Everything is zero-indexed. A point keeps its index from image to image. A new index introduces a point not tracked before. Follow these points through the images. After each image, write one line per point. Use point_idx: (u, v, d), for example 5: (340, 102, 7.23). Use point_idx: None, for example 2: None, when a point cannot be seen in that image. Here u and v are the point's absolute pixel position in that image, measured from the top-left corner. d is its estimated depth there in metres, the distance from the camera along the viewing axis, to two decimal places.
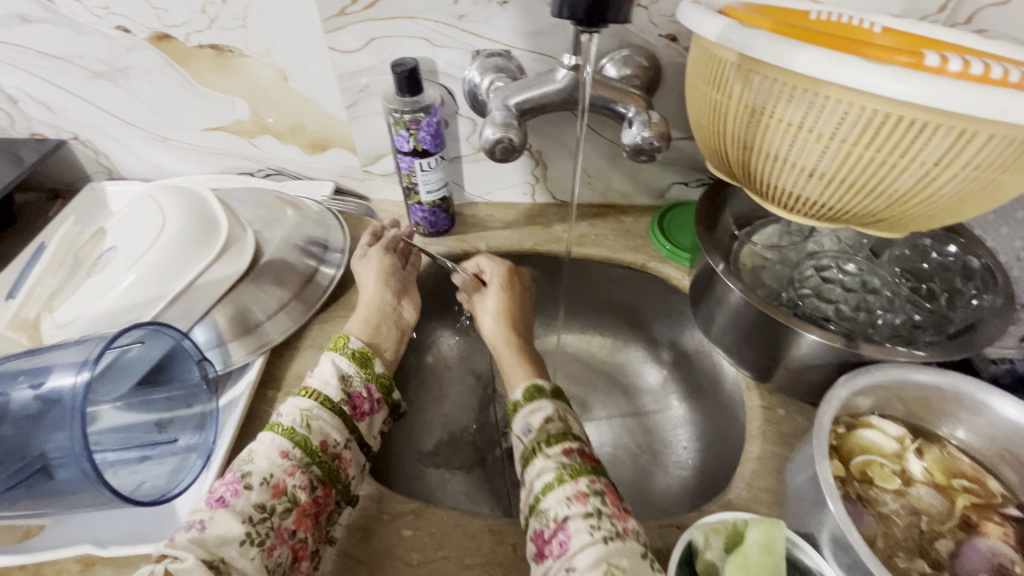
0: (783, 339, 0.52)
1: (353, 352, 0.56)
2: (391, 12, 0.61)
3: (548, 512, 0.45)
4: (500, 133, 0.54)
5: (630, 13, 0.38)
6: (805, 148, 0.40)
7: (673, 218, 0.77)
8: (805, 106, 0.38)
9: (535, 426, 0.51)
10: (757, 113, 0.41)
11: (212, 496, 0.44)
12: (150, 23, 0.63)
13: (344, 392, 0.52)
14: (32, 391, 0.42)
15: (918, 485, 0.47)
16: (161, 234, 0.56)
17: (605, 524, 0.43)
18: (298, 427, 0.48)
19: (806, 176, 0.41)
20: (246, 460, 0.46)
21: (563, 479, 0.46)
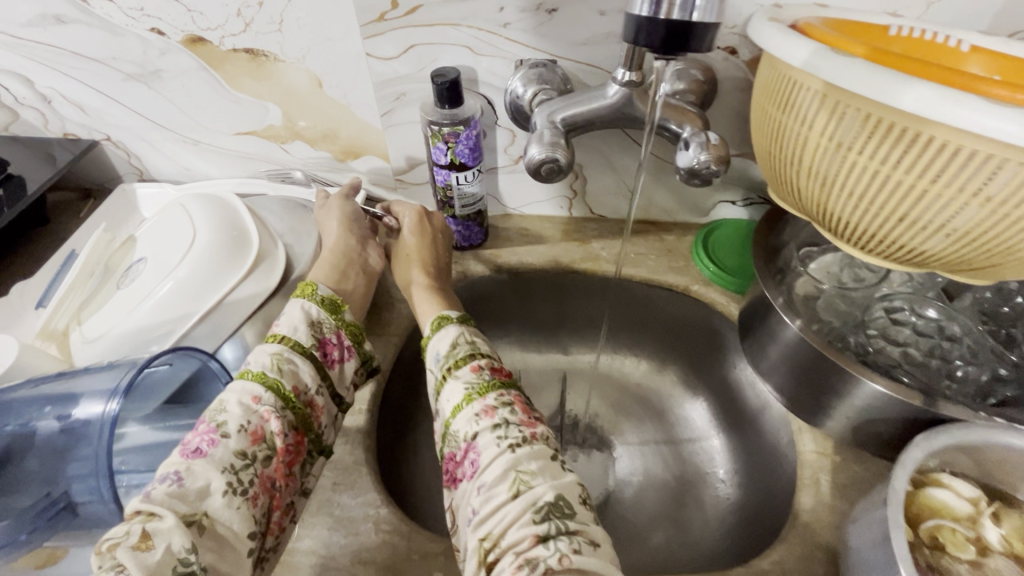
0: (846, 386, 0.49)
1: (324, 299, 0.54)
2: (433, 19, 0.58)
3: (459, 434, 0.47)
4: (546, 153, 0.51)
5: (714, 39, 0.35)
6: (889, 187, 0.36)
7: (718, 238, 0.73)
8: (895, 142, 0.35)
9: (444, 353, 0.53)
10: (837, 146, 0.38)
11: (187, 449, 0.42)
12: (185, 26, 0.61)
13: (314, 337, 0.51)
14: (57, 422, 0.42)
15: (996, 555, 0.43)
16: (191, 249, 0.54)
17: (512, 432, 0.45)
18: (269, 372, 0.47)
19: (888, 217, 0.38)
20: (218, 410, 0.44)
21: (471, 397, 0.48)
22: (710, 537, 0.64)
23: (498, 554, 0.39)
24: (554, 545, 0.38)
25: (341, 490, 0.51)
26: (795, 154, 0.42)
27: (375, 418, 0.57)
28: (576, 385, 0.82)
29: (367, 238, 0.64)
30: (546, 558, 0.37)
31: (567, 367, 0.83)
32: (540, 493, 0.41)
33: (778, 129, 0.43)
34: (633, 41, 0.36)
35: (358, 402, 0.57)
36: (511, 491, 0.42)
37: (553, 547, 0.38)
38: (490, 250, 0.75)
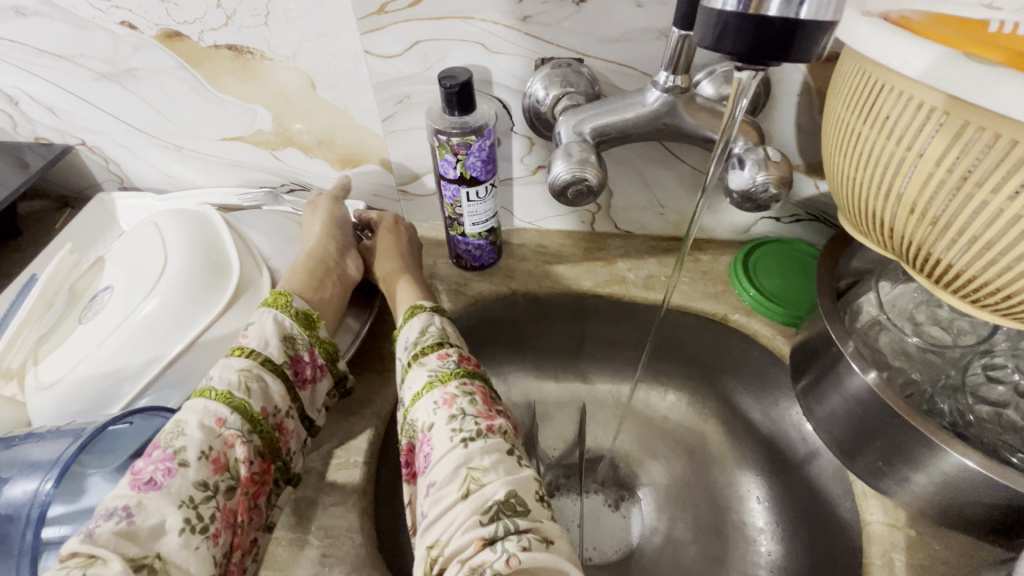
0: (935, 456, 0.40)
1: (298, 312, 0.49)
2: (442, 11, 0.50)
3: (417, 423, 0.44)
4: (574, 172, 0.43)
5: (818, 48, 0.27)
6: (998, 220, 0.29)
7: (760, 260, 0.65)
8: (1011, 162, 0.28)
9: (412, 340, 0.49)
10: (930, 164, 0.31)
11: (137, 479, 0.37)
12: (160, 19, 0.53)
13: (286, 354, 0.47)
14: None
15: None
16: (161, 280, 0.47)
17: (467, 425, 0.41)
18: (236, 391, 0.42)
19: (993, 257, 0.30)
20: (176, 433, 0.39)
21: (432, 386, 0.44)
22: None
23: (443, 562, 0.36)
24: (500, 548, 0.35)
25: (331, 563, 0.44)
26: (888, 181, 0.34)
27: (373, 472, 0.50)
28: (597, 418, 0.74)
29: (348, 244, 0.60)
30: (491, 562, 0.34)
31: (587, 397, 0.75)
32: (489, 492, 0.38)
33: (863, 148, 0.35)
34: (709, 48, 0.29)
35: (353, 454, 0.50)
36: (461, 490, 0.38)
37: (500, 549, 0.34)
38: (503, 271, 0.67)
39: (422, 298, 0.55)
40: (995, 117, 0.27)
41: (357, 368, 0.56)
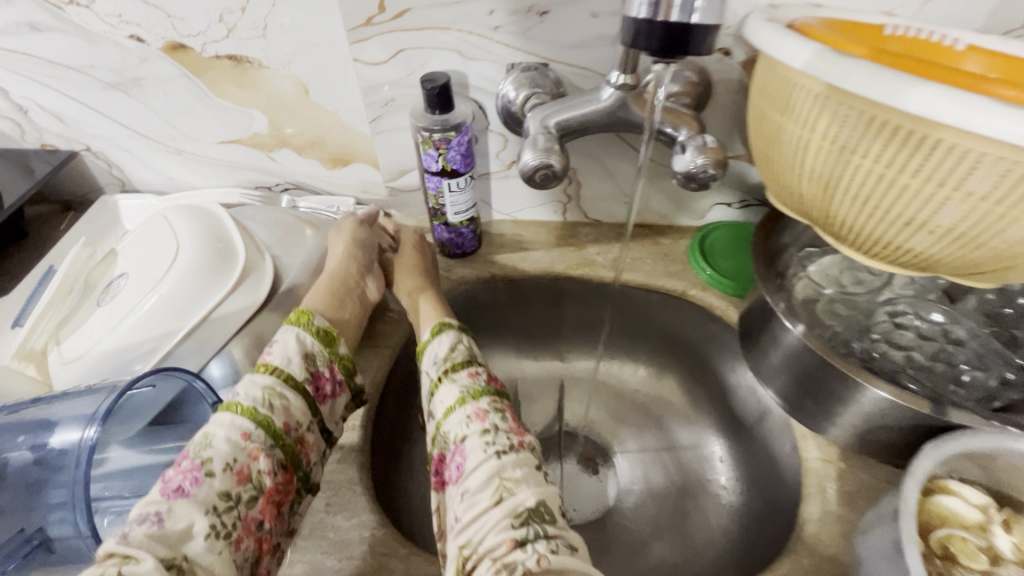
0: (852, 392, 0.47)
1: (319, 330, 0.53)
2: (422, 22, 0.56)
3: (449, 435, 0.48)
4: (540, 159, 0.49)
5: (712, 43, 0.34)
6: (897, 194, 0.35)
7: (715, 241, 0.72)
8: (906, 147, 0.33)
9: (442, 357, 0.53)
10: (843, 151, 0.36)
11: (167, 487, 0.40)
12: (165, 32, 0.59)
13: (307, 370, 0.50)
14: (32, 452, 0.40)
15: (1008, 564, 0.42)
16: (175, 264, 0.52)
17: (500, 439, 0.46)
18: (260, 407, 0.45)
19: (896, 224, 0.36)
20: (204, 446, 0.43)
21: (464, 401, 0.49)
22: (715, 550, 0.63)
23: (476, 560, 0.40)
24: (531, 548, 0.39)
25: (334, 512, 0.49)
26: (809, 165, 0.39)
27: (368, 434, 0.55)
28: (574, 394, 0.80)
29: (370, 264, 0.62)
30: (523, 561, 0.38)
31: (564, 375, 0.81)
32: (520, 499, 0.42)
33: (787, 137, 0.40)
34: (631, 45, 0.36)
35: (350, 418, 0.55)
36: (494, 498, 0.42)
37: (531, 550, 0.39)
38: (483, 258, 0.73)
39: (446, 317, 0.58)
40: (891, 111, 0.32)
41: None
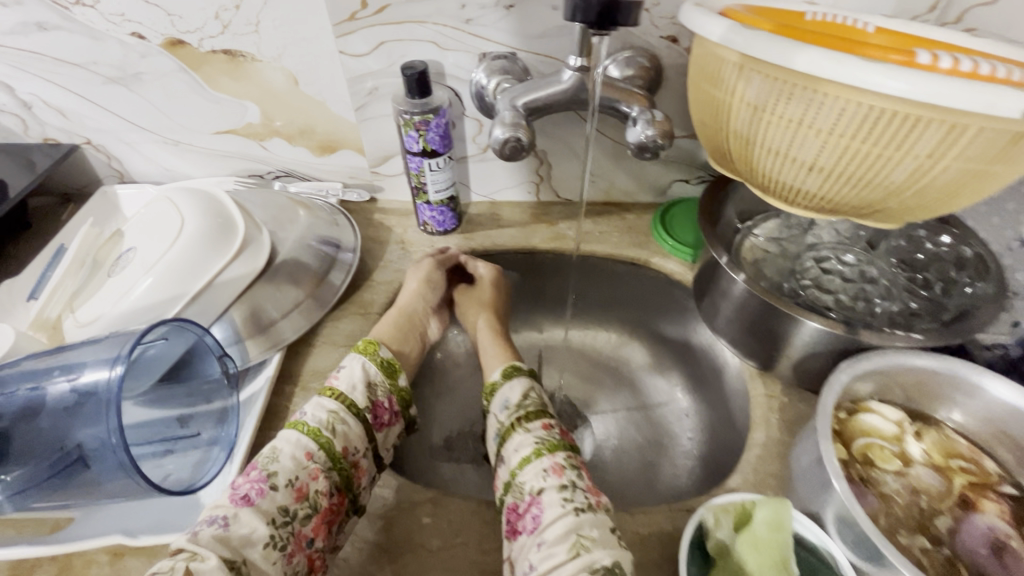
0: (786, 328, 0.54)
1: (382, 360, 0.59)
2: (401, 17, 0.63)
3: (524, 486, 0.49)
4: (508, 133, 0.56)
5: (639, 16, 0.40)
6: (804, 144, 0.42)
7: (675, 215, 0.79)
8: (805, 103, 0.39)
9: (513, 402, 0.56)
10: (758, 110, 0.43)
11: (236, 494, 0.45)
12: (165, 30, 0.64)
13: (368, 399, 0.55)
14: (69, 384, 0.44)
15: (918, 466, 0.48)
16: (180, 235, 0.57)
17: (578, 498, 0.47)
18: (324, 429, 0.50)
19: (806, 170, 0.43)
20: (271, 459, 0.48)
21: (541, 453, 0.51)
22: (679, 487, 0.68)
23: None
24: None
25: None
26: (735, 125, 0.46)
27: None
28: (552, 361, 0.86)
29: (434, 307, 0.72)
30: None
31: (542, 344, 0.87)
32: (598, 557, 0.42)
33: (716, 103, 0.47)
34: (570, 18, 0.41)
35: None
36: (571, 552, 0.43)
37: None
38: (464, 235, 0.79)
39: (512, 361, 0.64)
40: (789, 73, 0.39)
41: (342, 313, 0.68)
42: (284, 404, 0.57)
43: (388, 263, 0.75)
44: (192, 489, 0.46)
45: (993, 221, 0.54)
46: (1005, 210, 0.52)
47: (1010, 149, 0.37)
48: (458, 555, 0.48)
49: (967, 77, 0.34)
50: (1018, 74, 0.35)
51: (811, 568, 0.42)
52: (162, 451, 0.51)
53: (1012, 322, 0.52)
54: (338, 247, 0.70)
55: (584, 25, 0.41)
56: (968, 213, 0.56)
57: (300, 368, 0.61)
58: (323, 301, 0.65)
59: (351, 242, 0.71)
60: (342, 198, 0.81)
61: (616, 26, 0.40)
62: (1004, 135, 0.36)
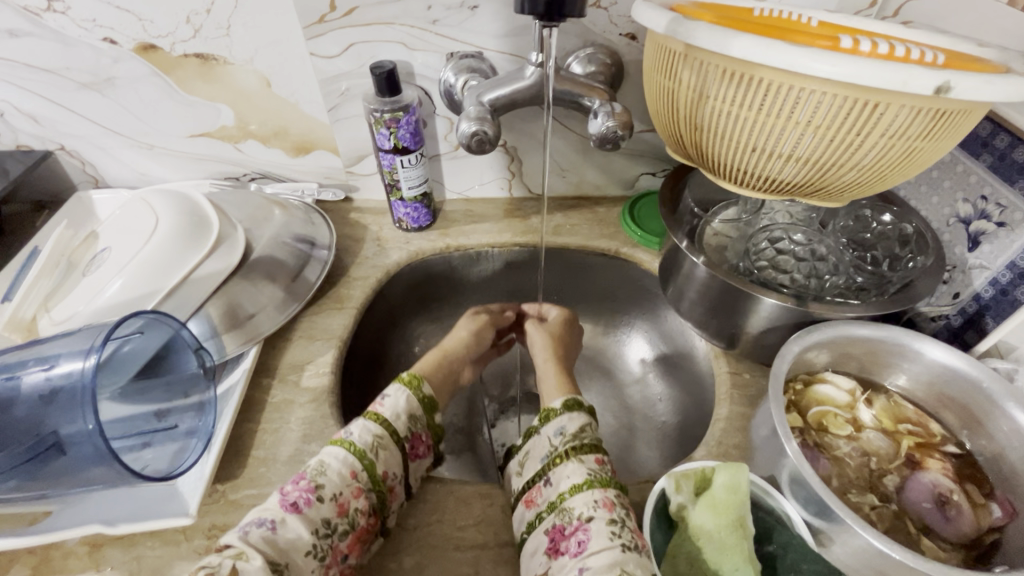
0: (743, 306, 0.56)
1: (424, 398, 0.57)
2: (369, 19, 0.65)
3: (573, 511, 0.47)
4: (475, 126, 0.58)
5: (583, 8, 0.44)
6: (746, 127, 0.44)
7: (643, 207, 0.82)
8: (744, 87, 0.42)
9: (569, 431, 0.53)
10: (704, 97, 0.46)
11: (285, 499, 0.46)
12: (137, 34, 0.66)
13: (409, 429, 0.54)
14: (44, 374, 0.45)
15: (869, 430, 0.51)
16: (155, 233, 0.58)
17: (625, 534, 0.44)
18: (368, 451, 0.50)
19: (749, 152, 0.46)
20: (319, 471, 0.48)
21: (593, 484, 0.47)
22: (652, 468, 0.71)
23: None
24: None
25: (309, 441, 0.55)
26: (685, 112, 0.49)
27: (337, 380, 0.62)
28: None
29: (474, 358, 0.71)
30: None
31: None
32: None
33: (668, 92, 0.50)
34: (520, 10, 0.44)
35: (321, 366, 0.62)
36: None
37: None
38: (439, 231, 0.81)
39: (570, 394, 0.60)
40: (727, 59, 0.42)
41: (319, 308, 0.69)
42: (259, 396, 0.59)
43: (364, 259, 0.76)
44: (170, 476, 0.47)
45: (933, 199, 0.57)
46: (942, 188, 0.56)
47: (930, 127, 0.40)
48: (432, 532, 0.50)
49: (884, 59, 0.37)
50: (932, 56, 0.38)
51: (767, 525, 0.45)
52: (140, 444, 0.52)
53: (953, 293, 0.55)
54: (313, 244, 0.71)
55: (533, 17, 0.44)
56: (910, 193, 0.60)
57: (278, 362, 0.63)
58: (299, 296, 0.67)
59: (326, 238, 0.73)
60: (317, 198, 0.83)
61: (562, 16, 0.44)
62: (922, 113, 0.39)
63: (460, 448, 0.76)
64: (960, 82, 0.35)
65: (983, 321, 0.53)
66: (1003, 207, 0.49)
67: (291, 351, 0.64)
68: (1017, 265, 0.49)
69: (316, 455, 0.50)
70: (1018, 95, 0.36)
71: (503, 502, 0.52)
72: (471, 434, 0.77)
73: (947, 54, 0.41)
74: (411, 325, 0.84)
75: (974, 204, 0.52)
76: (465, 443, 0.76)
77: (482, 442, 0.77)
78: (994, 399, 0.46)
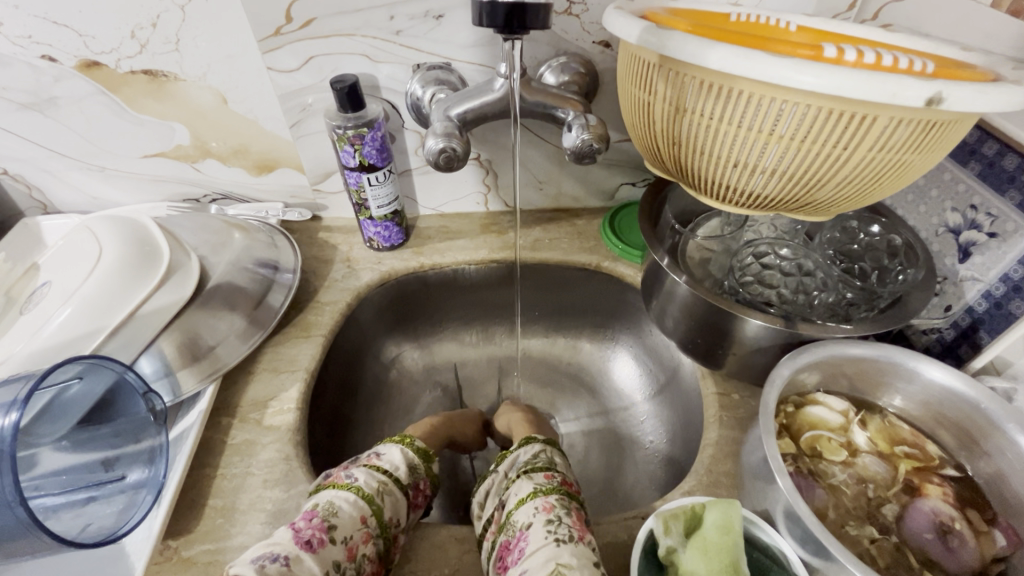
0: (729, 326, 0.53)
1: (419, 448, 0.57)
2: (329, 31, 0.61)
3: (518, 522, 0.46)
4: (442, 143, 0.55)
5: (547, 18, 0.41)
6: (727, 142, 0.42)
7: (623, 219, 0.79)
8: (724, 100, 0.40)
9: (524, 460, 0.54)
10: (681, 110, 0.43)
11: (299, 536, 0.43)
12: (78, 51, 0.61)
13: (410, 478, 0.53)
14: None
15: (864, 454, 0.48)
16: (97, 267, 0.54)
17: (561, 530, 0.44)
18: (376, 495, 0.48)
19: (731, 168, 0.43)
20: (331, 510, 0.45)
21: (536, 494, 0.48)
22: (641, 491, 0.68)
23: None
24: None
25: (271, 487, 0.51)
26: (662, 125, 0.46)
27: (304, 415, 0.58)
28: (512, 373, 0.84)
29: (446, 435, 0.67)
30: None
31: (502, 356, 0.85)
32: None
33: (643, 105, 0.47)
34: (478, 22, 0.41)
35: (285, 402, 0.58)
36: None
37: None
38: (412, 250, 0.77)
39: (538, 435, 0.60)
40: (704, 71, 0.39)
41: (284, 337, 0.65)
42: (217, 437, 0.55)
43: (333, 282, 0.72)
44: (112, 539, 0.43)
45: (920, 208, 0.55)
46: (930, 197, 0.54)
47: (919, 139, 0.38)
48: None
49: (871, 69, 0.35)
50: (921, 64, 0.36)
51: (762, 566, 0.42)
52: (82, 499, 0.47)
53: (944, 306, 0.53)
54: (276, 268, 0.67)
55: (494, 30, 0.41)
56: (896, 202, 0.57)
57: (239, 399, 0.59)
58: (262, 325, 0.63)
59: (291, 262, 0.69)
60: (283, 218, 0.79)
61: (525, 29, 0.41)
62: (912, 125, 0.36)
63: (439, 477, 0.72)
64: (952, 92, 0.33)
65: (977, 335, 0.51)
66: (994, 217, 0.47)
67: (254, 386, 0.60)
68: (1011, 278, 0.47)
69: (315, 496, 0.47)
70: (1012, 106, 0.34)
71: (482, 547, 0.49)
72: (453, 459, 0.74)
73: (935, 61, 0.38)
74: (386, 348, 0.80)
75: (964, 213, 0.50)
76: (446, 471, 0.73)
77: (463, 471, 0.73)
78: (994, 421, 0.44)
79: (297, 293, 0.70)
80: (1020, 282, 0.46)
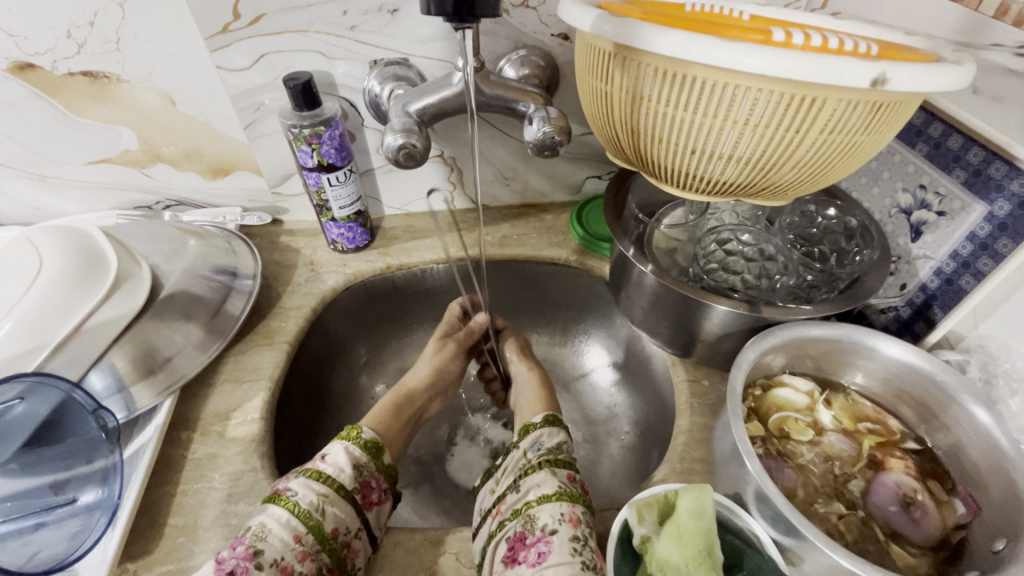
0: (695, 313, 0.54)
1: (367, 442, 0.54)
2: (279, 27, 0.59)
3: (538, 520, 0.44)
4: (402, 139, 0.54)
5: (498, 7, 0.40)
6: (683, 127, 0.42)
7: (591, 211, 0.79)
8: (678, 88, 0.40)
9: (546, 446, 0.51)
10: (639, 98, 0.43)
11: (221, 568, 0.41)
12: (9, 52, 0.58)
13: (357, 479, 0.50)
14: None
15: (830, 433, 0.49)
16: (38, 278, 0.50)
17: (587, 552, 0.41)
18: (313, 512, 0.45)
19: (689, 155, 0.43)
20: (258, 535, 0.43)
21: (561, 496, 0.45)
22: (619, 483, 0.68)
23: None
24: None
25: (236, 500, 0.50)
26: (624, 113, 0.45)
27: (269, 426, 0.56)
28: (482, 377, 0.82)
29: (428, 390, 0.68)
30: None
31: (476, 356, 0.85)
32: None
33: (603, 95, 0.46)
34: (426, 10, 0.40)
35: (250, 412, 0.56)
36: None
37: None
38: (378, 251, 0.76)
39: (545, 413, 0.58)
40: (659, 58, 0.39)
41: (247, 346, 0.63)
42: (177, 452, 0.53)
43: (297, 287, 0.70)
44: (63, 565, 0.43)
45: (874, 190, 0.56)
46: (882, 179, 0.55)
47: (866, 120, 0.39)
48: None
49: (817, 52, 0.35)
50: (866, 46, 0.36)
51: (736, 550, 0.42)
52: (32, 524, 0.46)
53: (900, 285, 0.55)
54: (235, 274, 0.65)
55: (444, 18, 0.40)
56: (850, 185, 0.59)
57: (200, 412, 0.56)
58: (222, 333, 0.61)
59: (250, 267, 0.67)
60: (242, 223, 0.76)
61: (475, 16, 0.40)
62: (860, 105, 0.37)
63: (416, 480, 0.71)
64: (895, 73, 0.34)
65: (931, 311, 0.52)
66: (942, 195, 0.49)
67: (215, 398, 0.58)
68: (960, 254, 0.48)
69: (253, 517, 0.45)
70: (953, 85, 0.35)
71: (458, 549, 0.48)
72: (428, 463, 0.72)
73: (879, 44, 0.39)
74: (357, 353, 0.78)
75: (914, 193, 0.52)
76: (422, 474, 0.71)
77: (440, 472, 0.72)
78: (950, 393, 0.45)
79: (259, 300, 0.68)
80: (969, 258, 0.48)
